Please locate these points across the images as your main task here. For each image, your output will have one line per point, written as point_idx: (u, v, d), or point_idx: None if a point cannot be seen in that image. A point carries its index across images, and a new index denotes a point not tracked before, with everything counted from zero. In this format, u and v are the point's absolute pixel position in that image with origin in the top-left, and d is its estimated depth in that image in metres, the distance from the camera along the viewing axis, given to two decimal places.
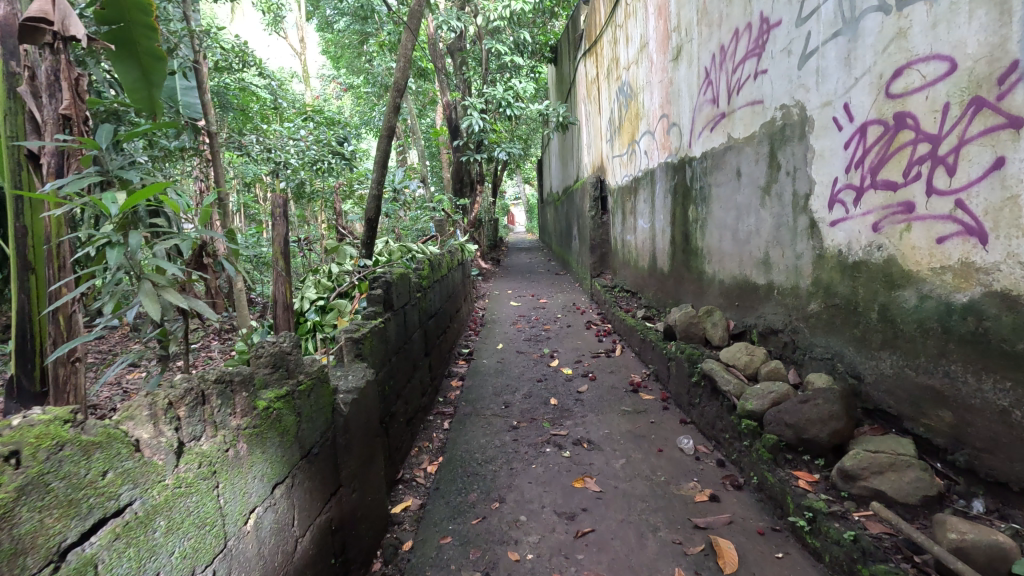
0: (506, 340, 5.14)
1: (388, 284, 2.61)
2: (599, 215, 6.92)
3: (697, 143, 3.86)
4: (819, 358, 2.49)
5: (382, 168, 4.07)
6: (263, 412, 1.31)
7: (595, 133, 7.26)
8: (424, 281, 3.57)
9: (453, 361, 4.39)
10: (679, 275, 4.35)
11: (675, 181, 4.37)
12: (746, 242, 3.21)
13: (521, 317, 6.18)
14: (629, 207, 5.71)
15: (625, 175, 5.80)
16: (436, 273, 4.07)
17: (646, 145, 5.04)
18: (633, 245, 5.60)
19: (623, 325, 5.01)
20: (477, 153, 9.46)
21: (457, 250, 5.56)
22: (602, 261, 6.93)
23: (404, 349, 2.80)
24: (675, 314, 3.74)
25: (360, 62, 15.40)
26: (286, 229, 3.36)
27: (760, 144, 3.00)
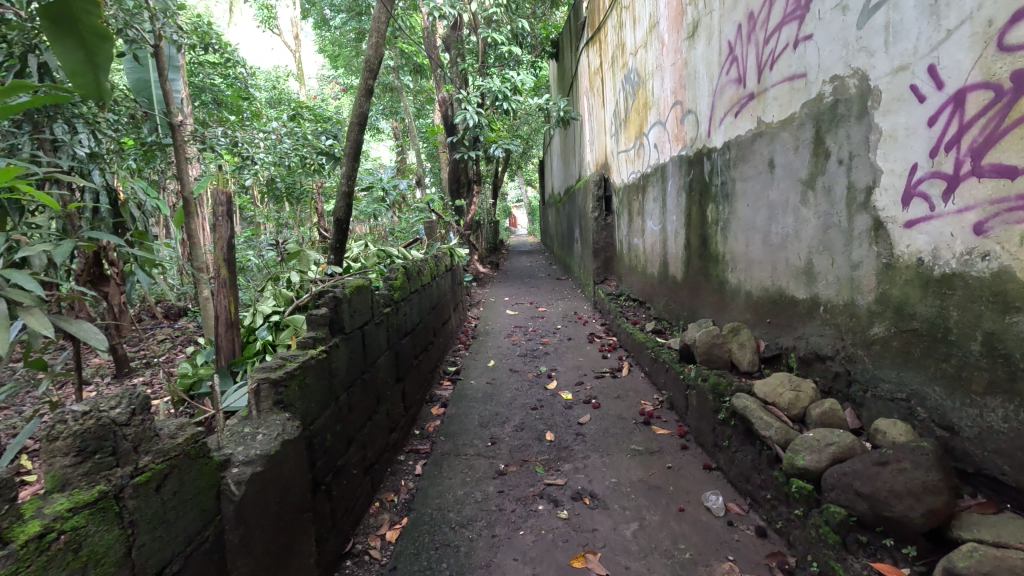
0: (498, 356, 4.60)
1: (337, 301, 2.06)
2: (603, 216, 6.36)
3: (718, 131, 3.32)
4: (888, 398, 1.93)
5: (353, 160, 3.54)
6: (31, 544, 0.76)
7: (599, 129, 6.73)
8: (397, 292, 3.02)
9: (437, 383, 3.85)
10: (696, 285, 3.79)
11: (690, 176, 3.81)
12: (783, 248, 2.65)
13: (516, 328, 5.63)
14: (637, 208, 5.16)
15: (632, 172, 5.26)
16: (415, 282, 3.52)
17: (656, 137, 4.51)
18: (641, 249, 5.05)
19: (630, 340, 4.46)
20: (474, 151, 8.94)
21: (445, 254, 5.02)
22: (606, 266, 6.38)
23: (361, 381, 2.25)
24: (693, 332, 3.19)
25: (357, 60, 14.96)
26: (229, 231, 2.81)
27: (801, 127, 2.45)
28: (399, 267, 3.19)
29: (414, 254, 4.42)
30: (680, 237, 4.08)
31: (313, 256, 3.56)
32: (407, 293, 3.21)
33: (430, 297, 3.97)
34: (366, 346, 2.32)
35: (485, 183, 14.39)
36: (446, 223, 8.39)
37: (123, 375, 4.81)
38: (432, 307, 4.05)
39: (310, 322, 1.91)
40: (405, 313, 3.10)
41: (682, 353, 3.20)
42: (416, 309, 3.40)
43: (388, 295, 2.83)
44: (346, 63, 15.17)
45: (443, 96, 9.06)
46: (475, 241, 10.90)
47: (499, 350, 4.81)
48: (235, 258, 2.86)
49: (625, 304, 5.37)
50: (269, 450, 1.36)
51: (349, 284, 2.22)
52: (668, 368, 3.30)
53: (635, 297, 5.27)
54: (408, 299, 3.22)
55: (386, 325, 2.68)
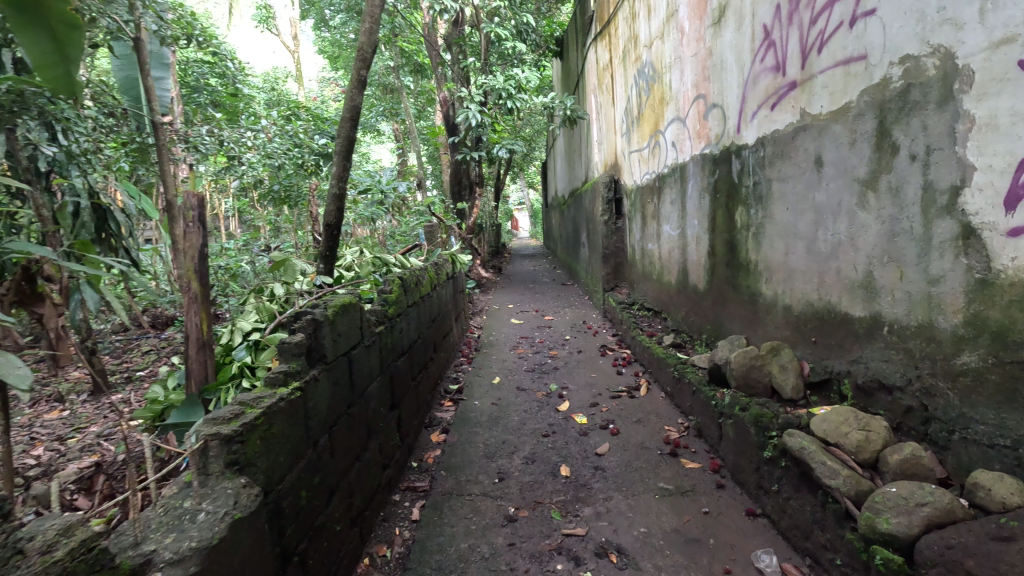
0: (504, 371, 4.25)
1: (318, 324, 1.72)
2: (613, 220, 6.01)
3: (751, 125, 2.98)
4: (984, 444, 1.60)
5: (344, 159, 3.20)
6: None
7: (608, 128, 6.40)
8: (393, 307, 2.68)
9: (437, 405, 3.51)
10: (722, 296, 3.45)
11: (716, 177, 3.47)
12: (834, 257, 2.31)
13: (523, 339, 5.29)
14: (652, 211, 4.82)
15: (646, 173, 4.94)
16: (414, 294, 3.19)
17: (674, 135, 4.17)
18: (656, 255, 4.72)
19: (647, 354, 4.13)
20: (476, 152, 8.60)
21: (447, 262, 4.68)
22: (616, 273, 6.03)
23: (348, 416, 1.91)
24: (724, 350, 2.85)
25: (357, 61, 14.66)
26: (200, 239, 2.45)
27: (859, 118, 2.12)
28: (395, 277, 2.85)
29: (413, 261, 4.08)
30: (702, 244, 3.75)
31: (301, 265, 3.23)
32: (404, 308, 2.87)
33: (430, 309, 3.63)
34: (354, 374, 1.99)
35: (487, 186, 14.05)
36: (447, 227, 8.05)
37: (99, 392, 4.48)
38: (432, 320, 3.71)
39: (282, 352, 1.58)
40: (402, 330, 2.76)
41: (712, 373, 2.86)
42: (414, 324, 3.06)
43: (382, 311, 2.49)
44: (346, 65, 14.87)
45: (446, 96, 8.75)
46: (477, 246, 10.56)
47: (504, 365, 4.47)
48: (208, 269, 2.53)
49: (639, 315, 5.02)
50: (215, 536, 1.03)
51: (333, 302, 1.88)
52: (695, 390, 2.96)
53: (650, 307, 4.93)
54: (405, 314, 2.88)
55: (378, 345, 2.34)
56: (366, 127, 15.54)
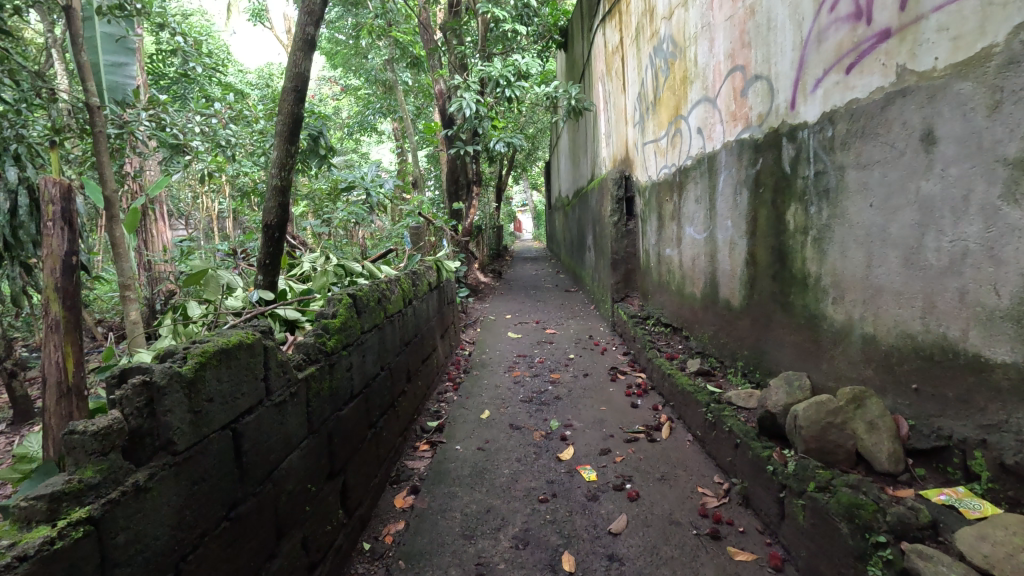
0: (495, 402, 3.56)
1: (160, 390, 1.04)
2: (623, 221, 5.32)
3: (812, 98, 2.29)
4: None
5: (288, 140, 2.50)
6: None
7: (618, 119, 5.71)
8: (339, 337, 1.99)
9: (410, 451, 2.83)
10: (766, 317, 2.74)
11: (758, 167, 2.77)
12: (956, 275, 1.61)
13: (519, 358, 4.60)
14: (671, 212, 4.13)
15: (664, 166, 4.25)
16: (376, 315, 2.51)
17: (700, 120, 3.48)
18: (677, 263, 4.03)
19: (667, 383, 3.43)
20: (473, 148, 7.91)
21: (431, 270, 4.00)
22: (627, 281, 5.34)
23: (229, 525, 1.22)
24: (779, 392, 2.14)
25: (355, 57, 14.04)
26: (64, 247, 1.73)
27: (1009, 69, 1.42)
28: (345, 293, 2.17)
29: (385, 269, 3.41)
30: (738, 251, 3.05)
31: (233, 276, 2.52)
32: (357, 334, 2.18)
33: (402, 329, 2.94)
34: (243, 454, 1.30)
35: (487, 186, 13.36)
36: (439, 229, 7.37)
37: (20, 423, 3.80)
38: (405, 343, 3.03)
39: (65, 451, 0.89)
40: (349, 366, 2.07)
41: (765, 423, 2.16)
42: (373, 353, 2.37)
43: (317, 344, 1.81)
44: (343, 60, 14.20)
45: (441, 87, 8.08)
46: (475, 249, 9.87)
47: (496, 391, 3.78)
48: (79, 285, 1.82)
49: (654, 332, 4.33)
50: None
51: (201, 346, 1.19)
52: (740, 443, 2.26)
53: (667, 323, 4.24)
54: (359, 342, 2.19)
55: (303, 396, 1.65)
56: (362, 125, 14.91)
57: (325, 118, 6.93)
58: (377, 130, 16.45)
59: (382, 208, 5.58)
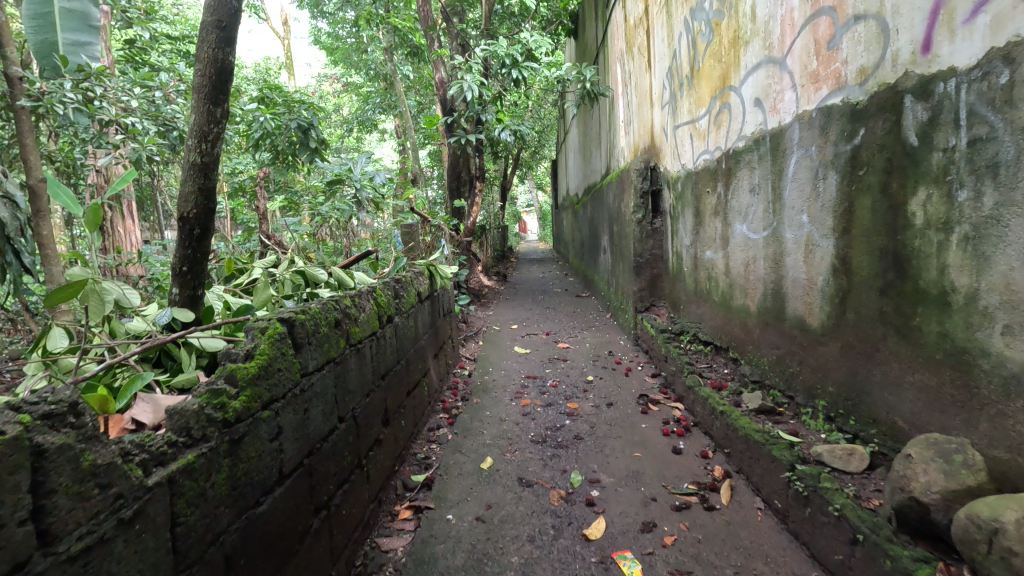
0: (499, 444, 2.85)
1: None
2: (647, 219, 4.60)
3: (964, 32, 1.56)
4: None
5: (209, 98, 1.77)
6: None
7: (642, 101, 4.99)
8: (256, 390, 1.27)
9: (385, 523, 2.11)
10: (868, 346, 2.01)
11: (857, 141, 2.04)
12: None
13: (529, 380, 3.88)
14: (715, 207, 3.40)
15: (704, 151, 3.52)
16: (335, 345, 1.79)
17: (760, 90, 2.76)
18: (722, 269, 3.30)
19: (719, 423, 2.70)
20: (475, 137, 7.18)
21: (422, 276, 3.28)
22: (653, 288, 4.62)
23: None
24: (932, 473, 1.42)
25: (355, 50, 13.38)
26: None
27: None
28: (276, 317, 1.45)
29: (358, 275, 2.68)
30: (820, 256, 2.32)
31: (126, 290, 1.77)
32: (296, 378, 1.47)
33: (376, 358, 2.23)
34: None
35: (491, 184, 12.67)
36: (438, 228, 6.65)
37: None
38: (382, 376, 2.31)
39: None
40: (277, 431, 1.35)
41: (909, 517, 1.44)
42: (325, 400, 1.66)
43: (205, 411, 1.09)
44: (342, 54, 13.56)
45: (441, 73, 7.37)
46: (478, 250, 9.17)
47: (500, 427, 3.06)
48: None
49: (691, 353, 3.61)
50: None
51: None
52: (863, 539, 1.54)
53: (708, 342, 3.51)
54: (298, 391, 1.48)
55: (160, 516, 0.94)
56: (362, 120, 14.23)
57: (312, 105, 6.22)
58: (377, 127, 15.78)
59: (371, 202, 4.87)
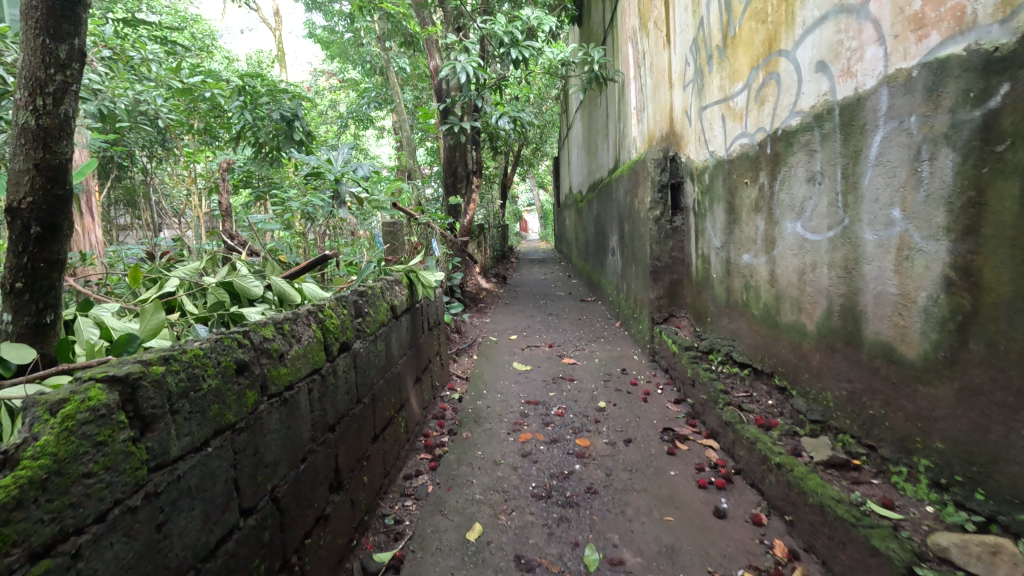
0: (492, 500, 2.26)
1: None
2: (666, 217, 4.00)
3: None
4: None
5: (44, 29, 1.18)
6: None
7: (659, 82, 4.40)
8: (16, 528, 0.68)
9: None
10: (1010, 395, 1.42)
11: (994, 105, 1.45)
12: None
13: (530, 407, 3.29)
14: (755, 202, 2.81)
15: (741, 135, 2.93)
16: (240, 403, 1.19)
17: (824, 50, 2.16)
18: (767, 277, 2.70)
19: (774, 478, 2.11)
20: (470, 126, 6.58)
21: (399, 286, 2.67)
22: (672, 297, 4.03)
23: None
24: None
25: (352, 45, 12.80)
26: None
27: None
28: (98, 379, 0.85)
29: (310, 288, 2.08)
30: (922, 265, 1.72)
31: None
32: (138, 478, 0.88)
33: (322, 404, 1.63)
34: None
35: (491, 182, 12.08)
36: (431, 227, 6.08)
37: None
38: (331, 427, 1.71)
39: None
40: None
41: None
42: (212, 495, 1.07)
43: None
44: (338, 50, 12.95)
45: (435, 58, 6.82)
46: (475, 251, 8.58)
47: (494, 474, 2.47)
48: None
49: (725, 377, 3.01)
50: None
51: None
52: None
53: (747, 365, 2.92)
54: (142, 500, 0.88)
55: None
56: (356, 115, 13.68)
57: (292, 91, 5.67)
58: (374, 123, 15.23)
59: (350, 196, 4.26)
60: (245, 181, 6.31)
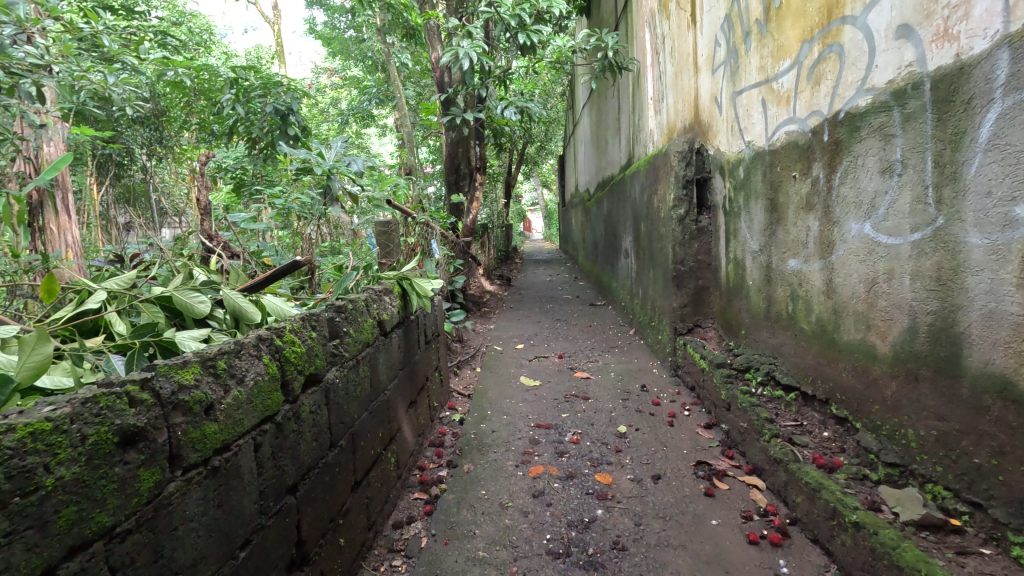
0: (499, 559, 1.86)
1: None
2: (691, 216, 3.60)
3: None
4: None
5: None
6: None
7: (682, 68, 4.00)
8: None
9: None
10: None
11: None
12: None
13: (541, 432, 2.90)
14: (806, 198, 2.41)
15: (787, 121, 2.53)
16: (127, 491, 0.80)
17: (909, 9, 1.76)
18: (822, 287, 2.30)
19: (849, 538, 1.71)
20: (474, 118, 6.20)
21: (390, 296, 2.28)
22: (698, 305, 3.63)
23: None
24: None
25: (353, 41, 12.43)
26: None
27: None
28: None
29: (275, 301, 1.66)
30: None
31: None
32: None
33: (277, 461, 1.24)
34: None
35: (495, 181, 11.67)
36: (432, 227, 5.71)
37: None
38: (291, 488, 1.31)
39: None
40: None
41: None
42: None
43: None
44: (339, 47, 12.53)
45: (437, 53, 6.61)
46: (479, 253, 8.19)
47: (501, 522, 2.08)
48: None
49: (766, 402, 2.61)
50: None
51: None
52: None
53: (794, 388, 2.52)
54: None
55: None
56: (356, 113, 13.32)
57: (286, 81, 5.33)
58: (375, 121, 14.87)
59: (342, 193, 3.86)
60: (236, 178, 5.95)
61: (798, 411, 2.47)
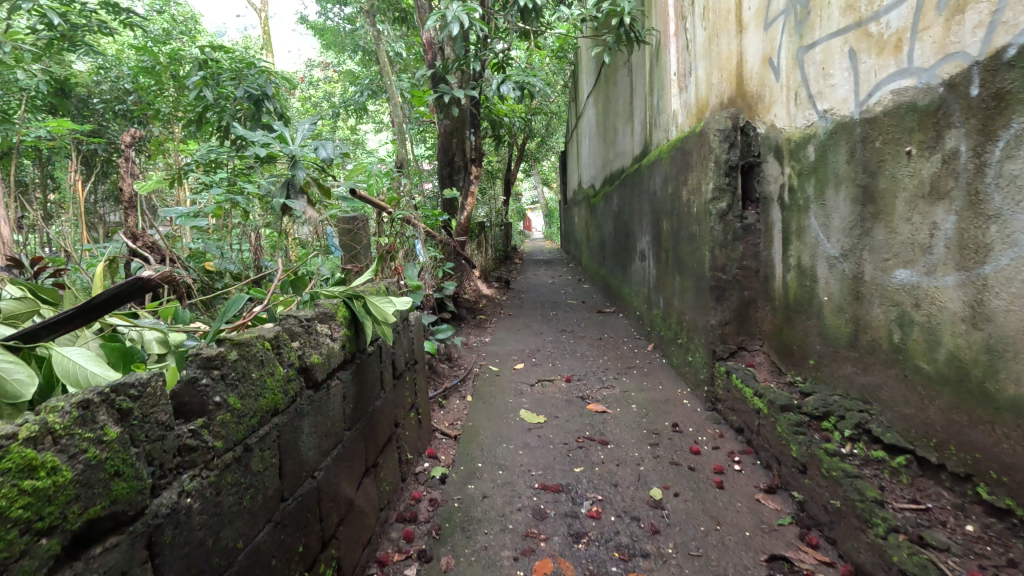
0: None
1: None
2: (735, 212, 2.87)
3: None
4: None
5: None
6: None
7: (719, 28, 3.27)
8: None
9: None
10: None
11: None
12: None
13: (548, 500, 2.17)
14: (930, 183, 1.68)
15: (898, 74, 1.80)
16: None
17: None
18: (962, 312, 1.58)
19: None
20: (465, 96, 5.50)
21: (329, 324, 1.56)
22: (743, 323, 2.90)
23: None
24: None
25: (345, 32, 11.79)
26: None
27: None
28: None
29: (73, 355, 0.95)
30: None
31: None
32: None
33: None
34: None
35: (494, 176, 10.96)
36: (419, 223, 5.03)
37: None
38: None
39: None
40: None
41: None
42: None
43: None
44: (332, 37, 11.89)
45: (428, 34, 6.05)
46: (475, 253, 7.49)
47: None
48: None
49: (861, 466, 1.89)
50: None
51: None
52: None
53: (907, 450, 1.79)
54: None
55: None
56: (348, 107, 12.65)
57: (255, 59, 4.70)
58: (370, 116, 14.22)
59: (306, 185, 3.08)
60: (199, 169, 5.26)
61: (914, 484, 1.75)
